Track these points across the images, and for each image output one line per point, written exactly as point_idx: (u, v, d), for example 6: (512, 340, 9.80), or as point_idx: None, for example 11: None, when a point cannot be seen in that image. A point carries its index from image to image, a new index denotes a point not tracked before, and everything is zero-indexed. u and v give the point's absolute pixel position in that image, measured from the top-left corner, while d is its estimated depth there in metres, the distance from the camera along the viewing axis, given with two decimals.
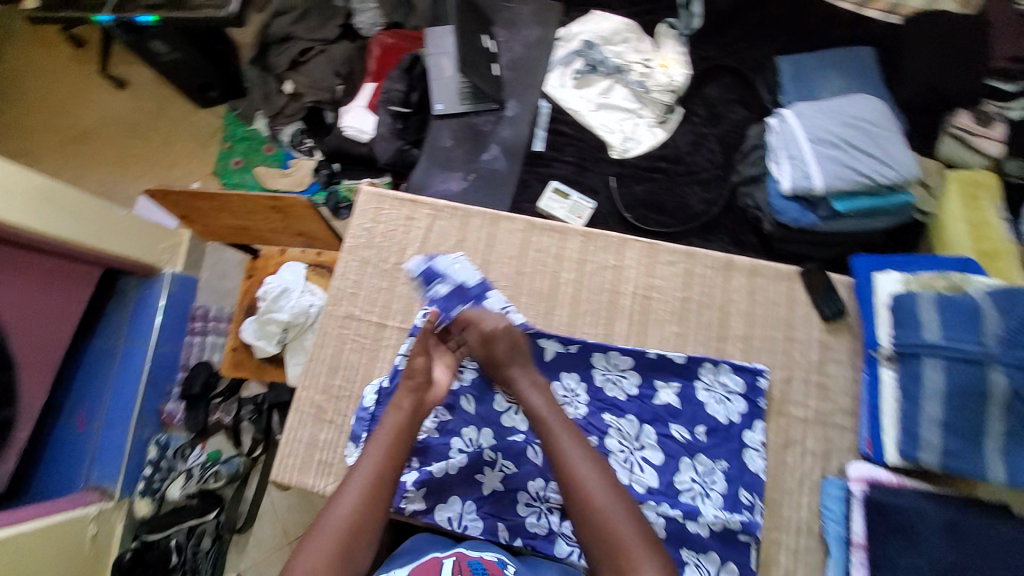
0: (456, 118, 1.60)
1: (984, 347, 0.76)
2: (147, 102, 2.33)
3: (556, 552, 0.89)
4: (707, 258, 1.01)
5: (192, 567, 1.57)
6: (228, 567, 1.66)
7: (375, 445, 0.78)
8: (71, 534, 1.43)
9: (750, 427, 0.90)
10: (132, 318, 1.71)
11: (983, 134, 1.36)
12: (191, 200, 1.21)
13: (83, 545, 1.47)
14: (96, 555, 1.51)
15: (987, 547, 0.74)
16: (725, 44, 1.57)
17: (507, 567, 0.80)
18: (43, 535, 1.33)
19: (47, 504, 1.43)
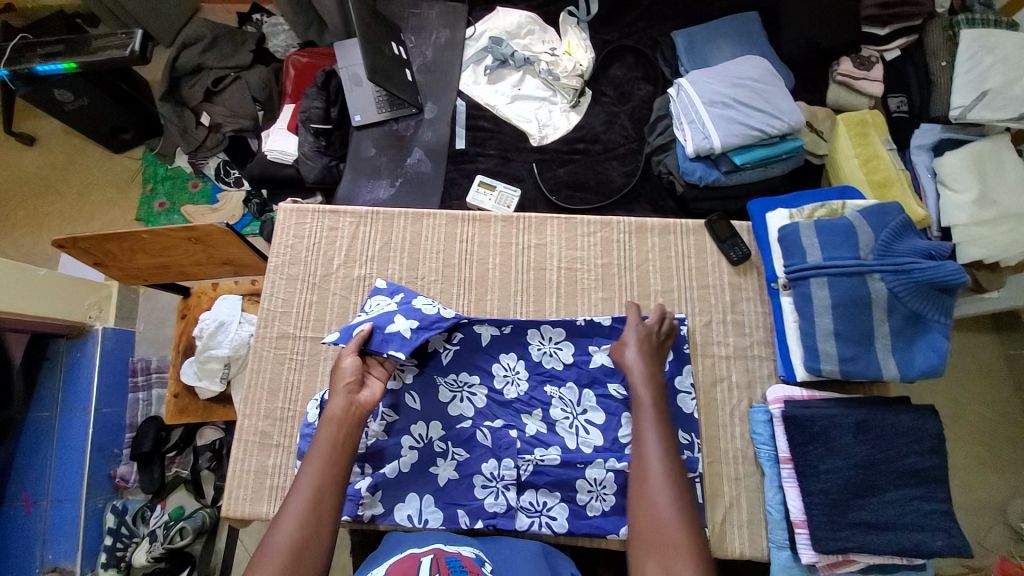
0: (376, 127, 1.61)
1: (861, 261, 0.84)
2: (56, 155, 2.21)
3: (516, 526, 0.92)
4: (619, 224, 1.08)
5: None
6: None
7: (314, 453, 0.76)
8: None
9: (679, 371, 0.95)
10: (66, 385, 1.65)
11: (864, 77, 1.47)
12: (105, 244, 1.17)
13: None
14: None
15: (891, 439, 0.82)
16: (625, 24, 1.64)
17: (485, 563, 0.78)
18: None
19: None
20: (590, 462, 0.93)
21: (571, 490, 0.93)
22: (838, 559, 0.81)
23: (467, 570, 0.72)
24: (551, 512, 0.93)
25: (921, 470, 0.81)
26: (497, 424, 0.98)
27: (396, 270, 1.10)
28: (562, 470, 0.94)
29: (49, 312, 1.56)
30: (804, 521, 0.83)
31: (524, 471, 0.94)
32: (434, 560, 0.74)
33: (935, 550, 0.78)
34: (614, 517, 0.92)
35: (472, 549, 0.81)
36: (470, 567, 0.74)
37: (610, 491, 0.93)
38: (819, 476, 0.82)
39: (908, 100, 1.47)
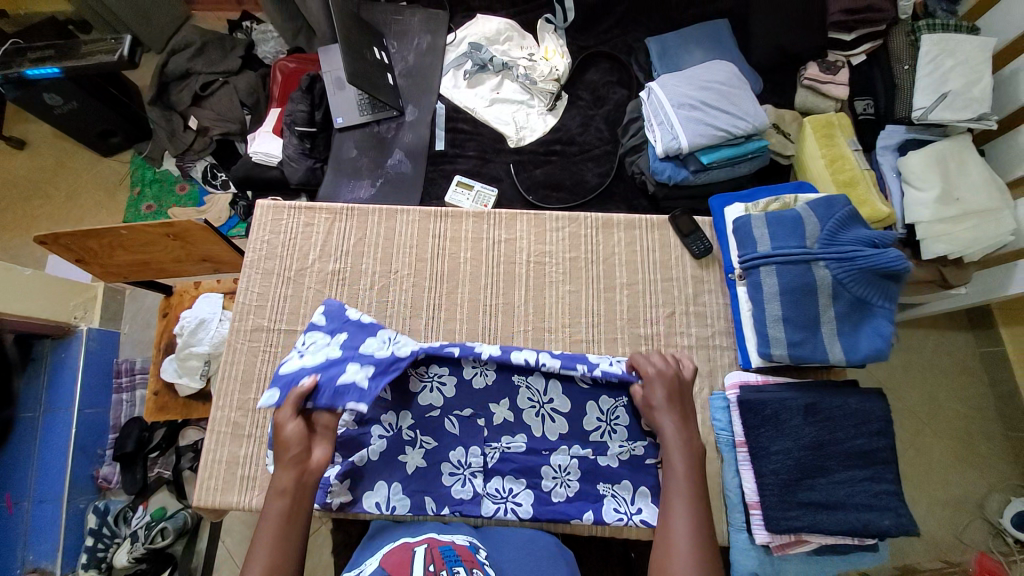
0: (358, 129, 1.64)
1: (808, 249, 0.88)
2: (45, 159, 2.24)
3: (481, 512, 0.95)
4: (587, 219, 1.12)
5: None
6: None
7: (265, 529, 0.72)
8: None
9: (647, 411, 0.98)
10: (49, 386, 1.66)
11: (830, 81, 1.52)
12: (85, 240, 1.19)
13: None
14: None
15: (838, 421, 0.86)
16: (601, 31, 1.69)
17: (478, 551, 0.80)
18: None
19: None
20: (554, 449, 0.97)
21: (536, 476, 0.96)
22: (790, 539, 0.84)
23: (461, 559, 0.73)
24: (516, 498, 0.96)
25: (868, 451, 0.84)
26: (466, 412, 0.98)
27: (370, 264, 1.13)
28: (527, 457, 0.97)
29: (37, 312, 1.57)
30: (757, 502, 0.86)
31: (490, 458, 0.97)
32: (428, 549, 0.75)
33: (883, 529, 0.80)
34: (578, 502, 0.95)
35: (466, 537, 0.83)
36: (464, 555, 0.75)
37: (574, 477, 0.96)
38: (770, 457, 0.85)
39: (874, 103, 1.52)
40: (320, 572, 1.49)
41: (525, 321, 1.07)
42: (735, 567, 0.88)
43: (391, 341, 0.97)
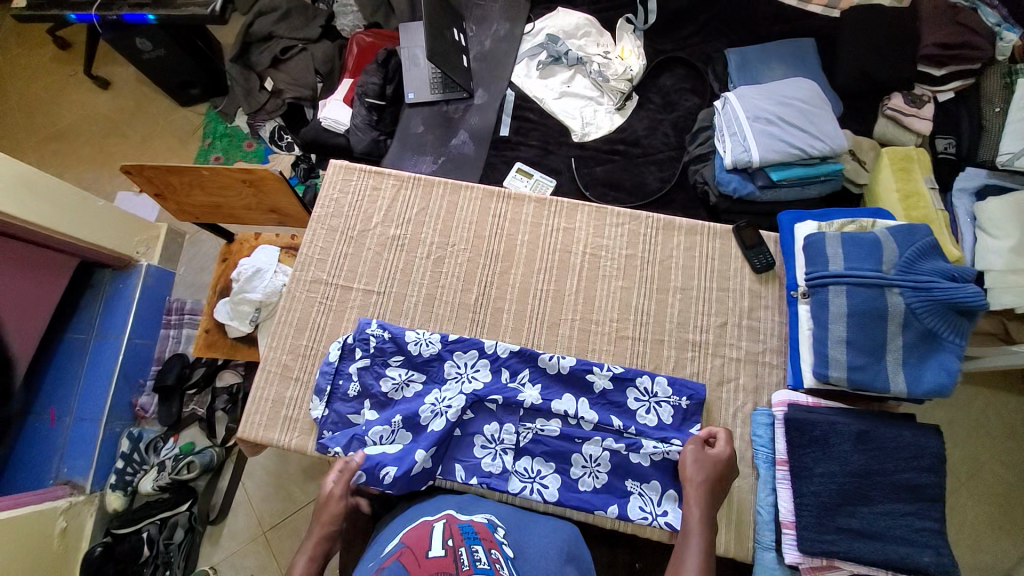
0: (427, 106, 1.68)
1: (882, 274, 0.86)
2: (129, 102, 2.38)
3: (507, 488, 0.96)
4: (648, 220, 1.12)
5: (165, 561, 1.54)
6: (202, 560, 1.66)
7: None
8: (34, 531, 1.41)
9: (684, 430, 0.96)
10: (104, 314, 1.76)
11: (915, 114, 1.46)
12: (168, 176, 1.26)
13: (50, 541, 1.46)
14: (65, 551, 1.50)
15: (890, 452, 0.84)
16: (680, 37, 1.67)
17: (497, 529, 0.82)
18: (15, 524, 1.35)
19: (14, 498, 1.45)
20: (587, 439, 0.97)
21: (566, 462, 0.98)
22: (822, 563, 0.83)
23: (480, 537, 0.76)
24: (543, 480, 0.97)
25: (916, 487, 0.82)
26: (508, 386, 1.01)
27: (429, 234, 1.16)
28: (560, 442, 0.98)
29: (104, 241, 1.66)
30: (793, 522, 0.85)
31: (523, 438, 0.98)
32: (447, 525, 0.79)
33: (922, 566, 0.79)
34: (604, 494, 0.96)
35: (485, 516, 0.85)
36: (483, 534, 0.78)
37: (604, 469, 0.97)
38: (812, 478, 0.84)
39: (956, 143, 1.46)
40: None
41: (574, 310, 1.08)
42: None
43: (438, 407, 0.98)
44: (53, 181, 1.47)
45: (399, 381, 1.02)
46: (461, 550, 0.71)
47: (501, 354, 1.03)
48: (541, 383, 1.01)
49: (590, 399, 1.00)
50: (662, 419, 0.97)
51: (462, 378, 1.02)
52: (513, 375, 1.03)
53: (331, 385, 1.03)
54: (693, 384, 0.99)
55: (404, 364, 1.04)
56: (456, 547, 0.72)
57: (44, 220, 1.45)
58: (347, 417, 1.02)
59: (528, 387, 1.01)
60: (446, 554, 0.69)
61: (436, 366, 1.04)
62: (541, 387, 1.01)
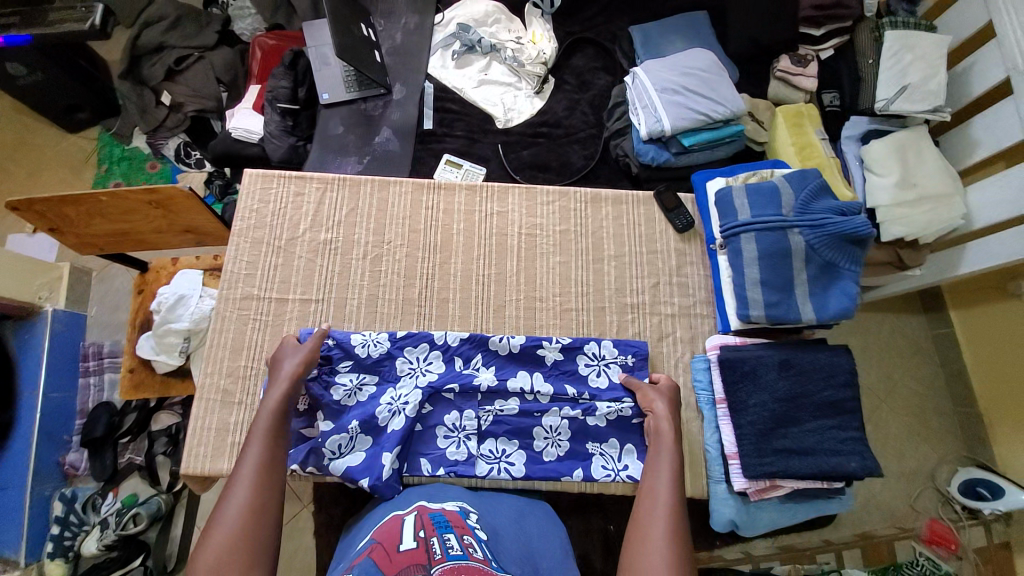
0: (344, 106, 1.63)
1: (784, 217, 0.95)
2: (3, 133, 2.12)
3: (475, 472, 0.98)
4: (576, 194, 1.16)
5: None
6: None
7: (256, 436, 0.85)
8: None
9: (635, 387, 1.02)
10: (11, 369, 1.59)
11: (800, 73, 1.60)
12: (63, 207, 1.15)
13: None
14: None
15: (811, 375, 0.93)
16: (586, 18, 1.73)
17: (470, 515, 0.84)
18: None
19: None
20: (546, 411, 1.01)
21: (528, 437, 1.01)
22: (767, 484, 0.91)
23: (452, 525, 0.77)
24: (509, 458, 0.99)
25: (838, 402, 0.92)
26: (463, 372, 1.02)
27: (363, 235, 1.13)
28: (520, 419, 1.01)
29: (3, 291, 1.52)
30: (736, 453, 0.93)
31: (485, 421, 1.00)
32: (417, 518, 0.79)
33: (849, 471, 0.89)
34: (568, 460, 1.00)
35: (456, 504, 0.86)
36: (455, 521, 0.79)
37: (565, 437, 1.01)
38: (748, 410, 0.92)
39: (840, 96, 1.62)
40: (302, 556, 1.47)
41: (517, 290, 1.11)
42: (715, 516, 0.95)
43: (395, 404, 0.98)
44: None
45: (350, 387, 1.00)
46: (432, 539, 0.72)
47: (452, 343, 1.03)
48: (495, 364, 1.03)
49: (544, 372, 1.03)
50: (612, 380, 1.03)
51: (415, 373, 1.02)
52: (467, 361, 1.04)
53: None
54: (635, 342, 1.05)
55: (354, 367, 1.02)
56: (428, 538, 0.72)
57: None
58: (302, 431, 0.99)
59: (483, 370, 1.02)
60: (418, 546, 0.70)
61: (388, 364, 1.03)
62: (495, 369, 1.03)
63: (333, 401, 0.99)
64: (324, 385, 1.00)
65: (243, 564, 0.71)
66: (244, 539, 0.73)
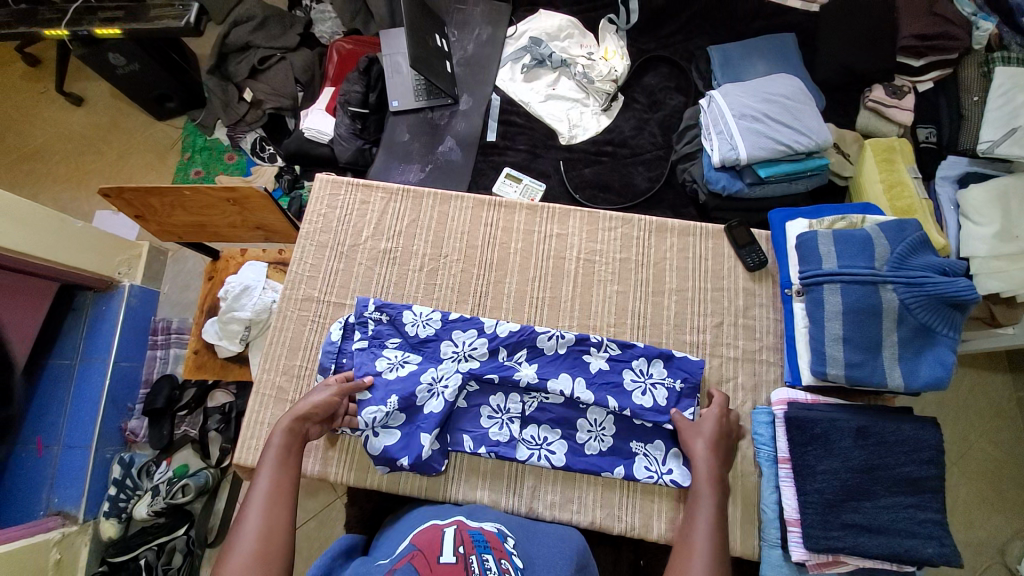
0: (412, 114, 1.66)
1: (875, 271, 0.87)
2: (102, 118, 2.33)
3: (516, 455, 0.98)
4: (641, 222, 1.13)
5: None
6: None
7: (266, 463, 0.83)
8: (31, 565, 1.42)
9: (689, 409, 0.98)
10: (88, 336, 1.74)
11: (895, 105, 1.49)
12: (149, 197, 1.23)
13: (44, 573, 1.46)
14: None
15: (889, 446, 0.85)
16: (662, 36, 1.68)
17: (507, 539, 0.82)
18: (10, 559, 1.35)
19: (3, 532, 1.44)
20: (591, 404, 1.00)
21: (571, 428, 1.00)
22: (828, 559, 0.84)
23: (491, 546, 0.76)
24: (550, 446, 0.99)
25: (918, 480, 0.83)
26: (509, 357, 1.03)
27: (421, 246, 1.14)
28: (565, 409, 1.01)
29: (84, 264, 1.64)
30: (797, 520, 0.86)
31: (529, 406, 1.01)
32: (458, 532, 0.78)
33: (925, 558, 0.80)
34: (611, 457, 0.98)
35: (495, 525, 0.85)
36: (494, 542, 0.78)
37: (609, 433, 0.99)
38: (815, 476, 0.85)
39: (937, 132, 1.49)
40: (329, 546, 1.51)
41: (571, 317, 1.08)
42: None
43: (435, 386, 1.00)
44: (27, 205, 1.44)
45: (395, 361, 1.03)
46: (471, 557, 0.70)
47: (501, 334, 1.04)
48: (538, 362, 1.02)
49: (587, 379, 1.00)
50: (657, 401, 0.97)
51: (459, 357, 1.03)
52: (511, 355, 1.03)
53: (335, 364, 1.04)
54: (693, 359, 1.00)
55: (401, 343, 1.05)
56: (467, 554, 0.71)
57: (19, 245, 1.42)
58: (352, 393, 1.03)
59: (525, 366, 1.01)
60: (458, 561, 0.69)
61: (433, 346, 1.05)
62: (537, 367, 1.02)
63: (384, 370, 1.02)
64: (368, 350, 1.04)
65: None
66: (262, 557, 0.72)
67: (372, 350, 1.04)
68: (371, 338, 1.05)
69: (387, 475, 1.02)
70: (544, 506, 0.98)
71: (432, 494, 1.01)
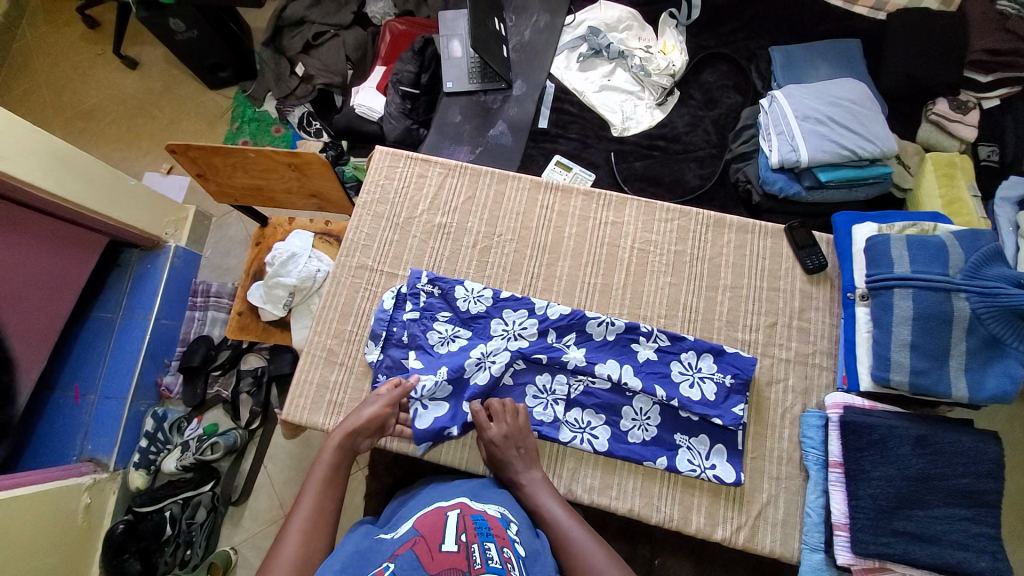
0: (465, 96, 1.67)
1: (949, 279, 0.85)
2: (156, 82, 2.39)
3: (559, 436, 0.98)
4: (699, 216, 1.12)
5: (186, 540, 1.58)
6: (222, 542, 1.70)
7: (312, 481, 0.85)
8: (62, 507, 1.46)
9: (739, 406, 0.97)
10: (132, 292, 1.79)
11: (959, 121, 1.45)
12: (212, 157, 1.26)
13: (75, 516, 1.50)
14: (89, 527, 1.54)
15: (948, 457, 0.83)
16: (722, 33, 1.66)
17: (511, 525, 0.81)
18: (42, 498, 1.40)
19: (40, 474, 1.48)
20: (638, 393, 1.00)
21: (616, 414, 1.00)
22: (875, 564, 0.83)
23: (493, 533, 0.75)
24: (594, 431, 0.99)
25: (975, 493, 0.82)
26: (557, 339, 1.03)
27: (476, 223, 1.15)
28: (610, 395, 1.00)
29: (135, 222, 1.68)
30: (846, 525, 0.86)
31: (575, 389, 1.01)
32: (461, 517, 0.78)
33: (978, 571, 0.79)
34: (653, 447, 0.98)
35: (498, 509, 0.83)
36: (496, 530, 0.77)
37: (653, 423, 0.99)
38: (869, 482, 0.84)
39: (1000, 151, 1.44)
40: (351, 514, 1.54)
41: (621, 305, 1.08)
42: None
43: (483, 360, 1.01)
44: (89, 159, 1.48)
45: (446, 335, 1.05)
46: (473, 546, 0.70)
47: (551, 316, 1.04)
48: (587, 346, 1.03)
49: (634, 367, 1.01)
50: (705, 394, 0.97)
51: (508, 336, 1.04)
52: (560, 336, 1.04)
53: (386, 331, 1.06)
54: (747, 357, 0.99)
55: (451, 318, 1.07)
56: (468, 543, 0.70)
57: (79, 198, 1.46)
58: (401, 362, 1.05)
59: (573, 350, 1.02)
60: (459, 551, 0.69)
61: (483, 322, 1.06)
62: (586, 351, 1.02)
63: (433, 342, 1.05)
64: (421, 321, 1.06)
65: None
66: None
67: (424, 321, 1.06)
68: (424, 309, 1.07)
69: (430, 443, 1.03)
70: (583, 490, 0.97)
71: (473, 466, 1.02)
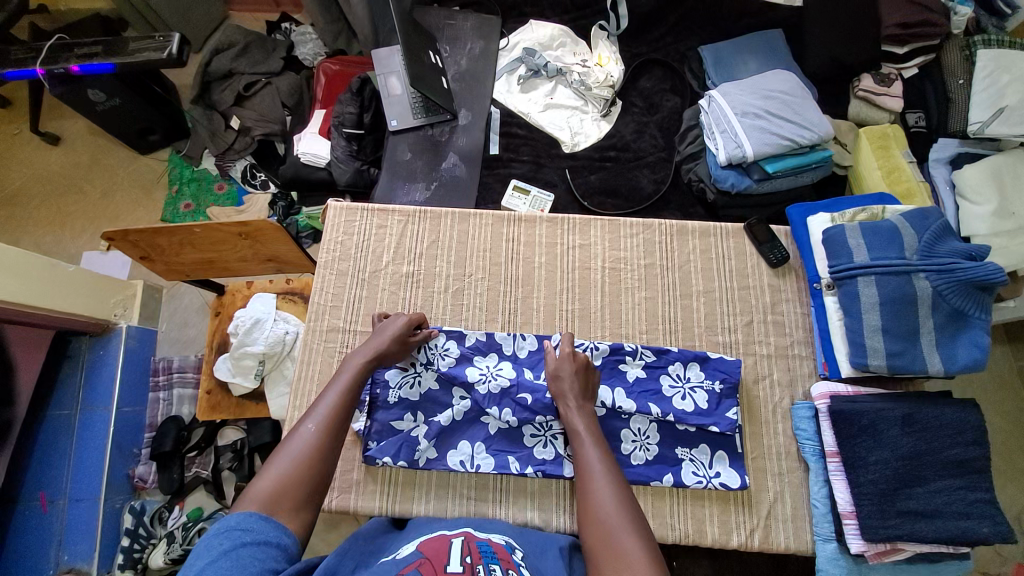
0: (411, 132, 1.64)
1: (906, 261, 0.90)
2: (81, 155, 2.25)
3: (564, 472, 0.97)
4: (662, 227, 1.14)
5: None
6: None
7: (335, 383, 0.85)
8: None
9: (732, 411, 0.98)
10: (88, 383, 1.66)
11: (885, 93, 1.53)
12: (155, 237, 1.19)
13: None
14: None
15: (935, 431, 0.87)
16: (652, 39, 1.70)
17: (515, 551, 0.76)
18: None
19: None
20: (634, 414, 0.99)
21: (616, 440, 0.98)
22: (887, 547, 0.86)
23: (498, 557, 0.71)
24: None
25: (965, 461, 0.86)
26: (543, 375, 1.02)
27: (444, 267, 1.13)
28: (608, 421, 0.99)
29: (79, 308, 1.56)
30: (852, 513, 0.88)
31: None
32: (464, 542, 0.74)
33: (981, 537, 0.82)
34: (658, 465, 0.97)
35: (502, 537, 0.80)
36: (500, 553, 0.73)
37: (654, 441, 0.98)
38: (867, 468, 0.87)
39: (925, 116, 1.53)
40: None
41: (603, 327, 1.08)
42: None
43: None
44: (19, 252, 1.36)
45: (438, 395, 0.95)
46: (479, 567, 0.66)
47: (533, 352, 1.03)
48: None
49: (625, 388, 1.00)
50: (698, 404, 0.98)
51: (487, 379, 1.01)
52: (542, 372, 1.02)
53: (368, 396, 1.03)
54: (732, 361, 1.01)
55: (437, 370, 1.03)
56: (474, 565, 0.67)
57: (12, 295, 1.34)
58: (391, 424, 1.01)
59: None
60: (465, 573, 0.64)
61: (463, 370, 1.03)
62: None
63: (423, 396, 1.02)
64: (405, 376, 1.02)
65: (295, 496, 0.70)
66: (306, 467, 0.74)
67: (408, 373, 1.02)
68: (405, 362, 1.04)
69: (433, 502, 0.99)
70: None
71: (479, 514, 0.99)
